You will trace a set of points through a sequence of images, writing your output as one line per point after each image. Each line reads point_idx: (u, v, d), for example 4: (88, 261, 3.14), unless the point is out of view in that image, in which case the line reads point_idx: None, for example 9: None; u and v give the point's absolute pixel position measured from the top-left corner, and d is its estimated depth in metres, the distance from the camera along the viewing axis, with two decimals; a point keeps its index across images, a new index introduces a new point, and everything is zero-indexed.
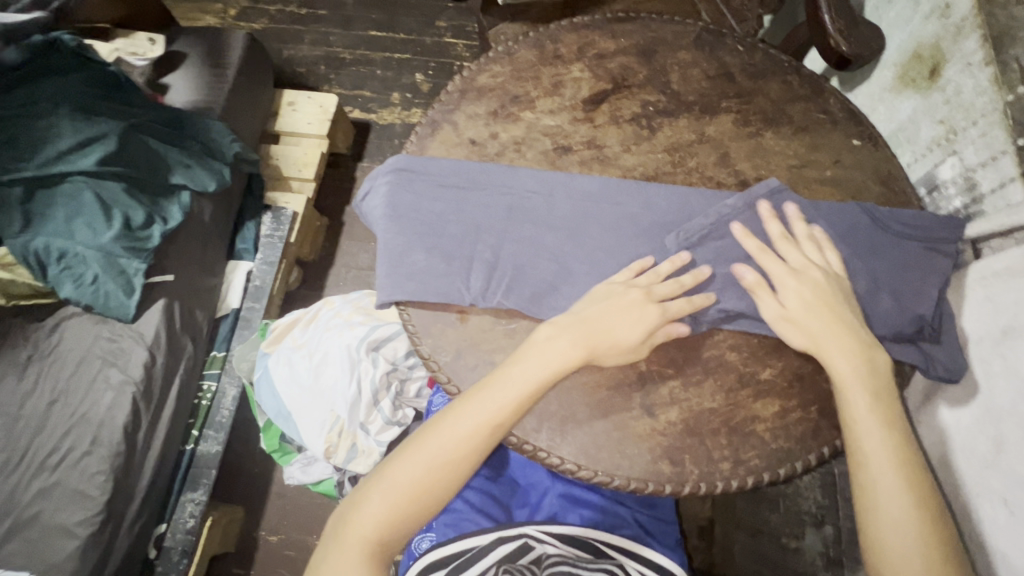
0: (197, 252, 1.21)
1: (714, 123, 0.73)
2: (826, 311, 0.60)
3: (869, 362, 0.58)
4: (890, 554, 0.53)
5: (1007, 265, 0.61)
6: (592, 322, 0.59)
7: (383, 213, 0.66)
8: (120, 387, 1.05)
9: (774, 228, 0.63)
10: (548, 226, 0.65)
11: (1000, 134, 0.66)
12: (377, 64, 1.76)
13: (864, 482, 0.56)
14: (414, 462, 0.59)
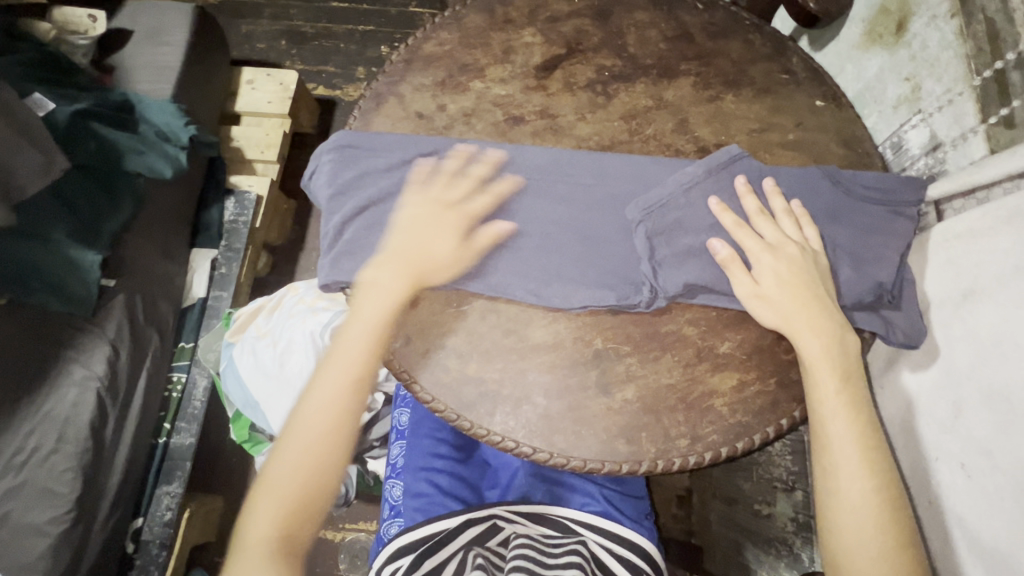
0: (156, 242, 1.17)
1: (672, 88, 0.69)
2: (797, 286, 0.58)
3: (837, 337, 0.57)
4: (842, 523, 0.54)
5: (967, 226, 0.59)
6: (407, 253, 0.59)
7: (326, 190, 0.63)
8: (84, 383, 1.01)
9: (751, 203, 0.61)
10: (498, 201, 0.62)
11: (965, 90, 0.64)
12: (339, 37, 1.69)
13: (821, 452, 0.56)
14: (287, 445, 0.59)
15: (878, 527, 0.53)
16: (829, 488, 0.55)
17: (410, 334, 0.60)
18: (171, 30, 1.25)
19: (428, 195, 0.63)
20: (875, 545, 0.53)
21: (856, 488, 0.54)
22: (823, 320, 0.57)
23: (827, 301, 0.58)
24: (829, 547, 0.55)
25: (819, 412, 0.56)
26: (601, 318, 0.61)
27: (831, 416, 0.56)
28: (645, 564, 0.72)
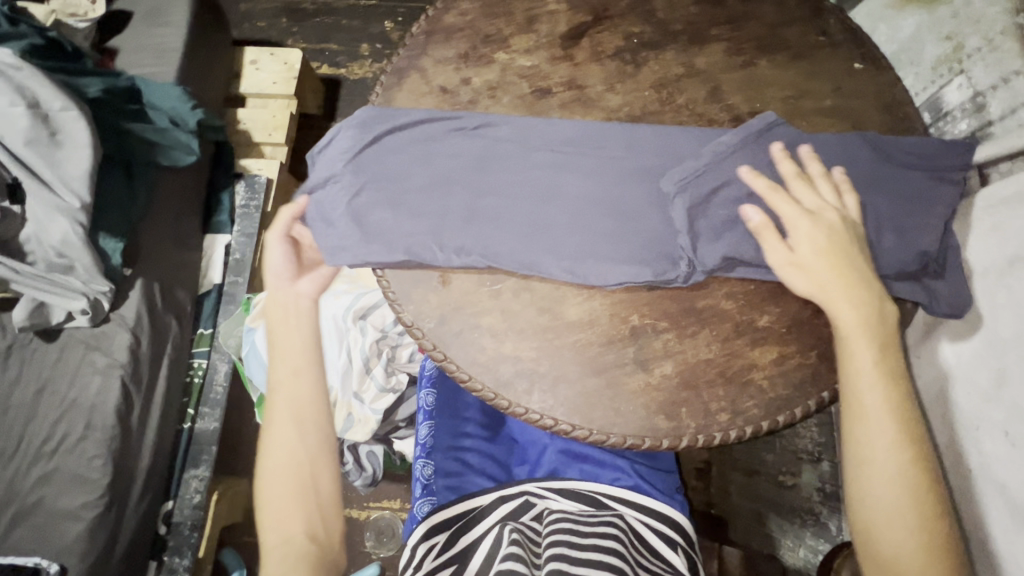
0: (169, 227, 1.15)
1: (703, 54, 0.67)
2: (835, 256, 0.57)
3: (877, 308, 0.56)
4: (875, 492, 0.54)
5: (1014, 190, 0.58)
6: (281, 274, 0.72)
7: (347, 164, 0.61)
8: (108, 371, 1.02)
9: (786, 168, 0.59)
10: (528, 177, 0.61)
11: (1013, 47, 0.61)
12: (343, 12, 1.64)
13: (854, 422, 0.55)
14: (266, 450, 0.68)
15: (915, 498, 0.53)
16: (864, 458, 0.55)
17: (444, 313, 0.60)
18: (171, 10, 1.21)
19: (457, 168, 0.62)
20: (910, 514, 0.53)
21: (894, 459, 0.54)
22: (868, 290, 0.56)
23: (867, 269, 0.57)
24: (863, 517, 0.54)
25: (853, 381, 0.55)
26: (636, 293, 0.60)
27: (865, 388, 0.55)
28: (679, 537, 0.73)
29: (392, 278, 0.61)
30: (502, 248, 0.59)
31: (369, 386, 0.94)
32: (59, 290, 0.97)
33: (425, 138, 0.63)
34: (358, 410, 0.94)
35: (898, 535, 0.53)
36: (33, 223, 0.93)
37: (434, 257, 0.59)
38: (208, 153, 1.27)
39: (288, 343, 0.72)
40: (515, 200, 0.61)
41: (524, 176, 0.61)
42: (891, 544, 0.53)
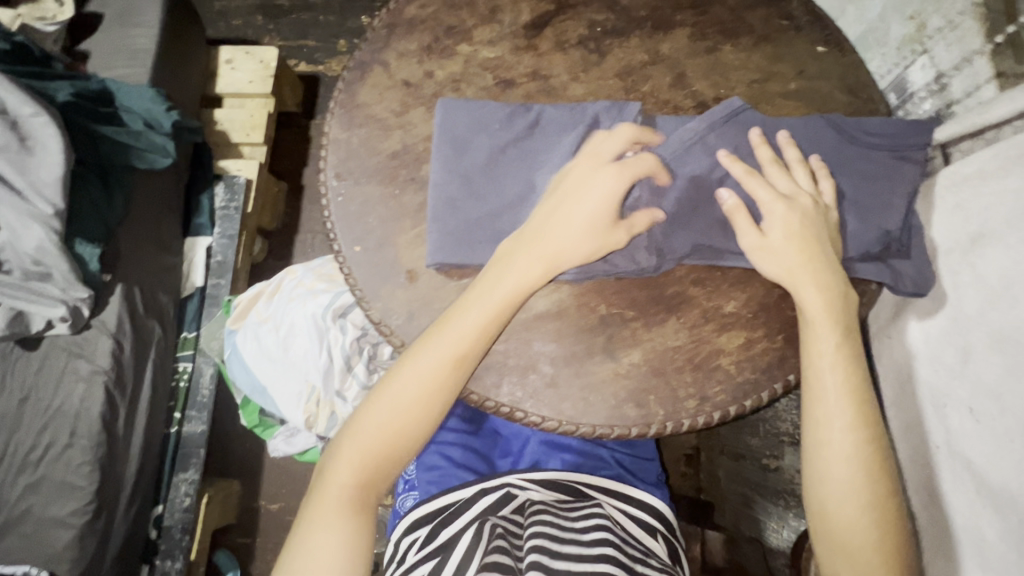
0: (148, 231, 1.14)
1: (668, 41, 0.67)
2: (807, 240, 0.56)
3: (838, 293, 0.56)
4: (830, 473, 0.55)
5: (976, 168, 0.58)
6: (540, 222, 0.58)
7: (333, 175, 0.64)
8: (91, 378, 1.01)
9: (764, 154, 0.59)
10: (511, 173, 0.61)
11: (974, 26, 0.61)
12: (319, 8, 1.62)
13: (814, 403, 0.56)
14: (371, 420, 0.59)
15: (868, 478, 0.54)
16: (820, 439, 0.55)
17: (411, 310, 0.61)
18: (142, 10, 1.18)
19: (466, 158, 0.61)
20: (863, 492, 0.54)
21: (848, 439, 0.54)
22: (835, 275, 0.57)
23: (832, 253, 0.57)
24: (816, 496, 0.55)
25: (815, 365, 0.56)
26: (604, 283, 0.60)
27: (825, 369, 0.55)
28: (658, 523, 0.74)
29: (358, 276, 0.62)
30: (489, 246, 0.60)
31: (351, 384, 0.94)
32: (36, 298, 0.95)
33: (447, 123, 0.62)
34: (341, 408, 0.95)
35: (851, 513, 0.54)
36: (7, 230, 0.92)
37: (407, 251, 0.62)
38: (185, 155, 1.25)
39: (460, 327, 0.56)
40: (505, 195, 0.61)
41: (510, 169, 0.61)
42: (843, 522, 0.54)
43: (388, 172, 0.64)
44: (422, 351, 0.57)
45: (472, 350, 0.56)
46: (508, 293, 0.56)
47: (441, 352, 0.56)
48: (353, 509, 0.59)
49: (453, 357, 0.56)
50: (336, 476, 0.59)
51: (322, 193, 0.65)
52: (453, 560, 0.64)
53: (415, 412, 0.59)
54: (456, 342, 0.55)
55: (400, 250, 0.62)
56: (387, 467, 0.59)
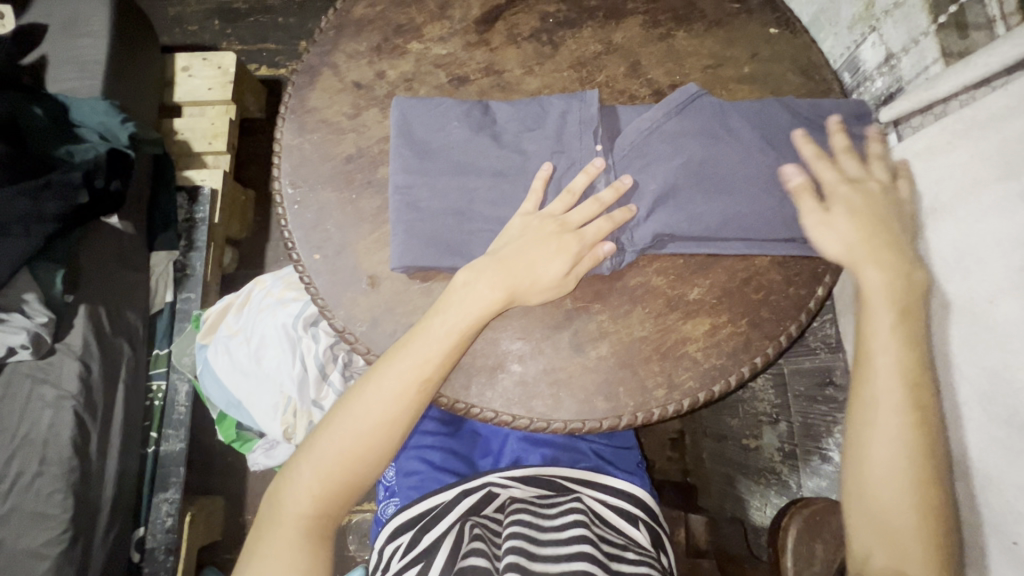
0: (111, 248, 1.11)
1: (621, 30, 0.66)
2: (875, 223, 0.58)
3: (904, 278, 0.57)
4: (876, 454, 0.56)
5: (925, 144, 0.59)
6: (510, 262, 0.57)
7: (287, 184, 0.63)
8: (58, 404, 0.97)
9: (809, 150, 0.60)
10: (472, 166, 0.60)
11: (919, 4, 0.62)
12: (277, 10, 1.58)
13: (863, 385, 0.58)
14: (331, 441, 0.59)
15: (914, 461, 0.54)
16: (868, 420, 0.57)
17: (375, 317, 0.60)
18: (89, 19, 1.12)
19: (437, 150, 0.60)
20: (901, 472, 0.55)
21: (894, 422, 0.55)
22: (870, 255, 0.57)
23: (851, 236, 0.58)
24: (860, 478, 0.57)
25: (869, 347, 0.57)
26: None
27: (881, 350, 0.56)
28: (640, 511, 0.74)
29: (319, 284, 0.60)
30: (463, 240, 0.59)
31: (327, 393, 0.93)
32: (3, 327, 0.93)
33: (415, 116, 0.60)
34: (319, 418, 0.93)
35: (893, 492, 0.55)
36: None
37: (366, 255, 0.61)
38: (147, 166, 1.20)
39: (417, 349, 0.56)
40: (471, 189, 0.60)
41: (479, 158, 0.60)
42: (883, 505, 0.55)
43: (344, 177, 0.63)
44: (384, 373, 0.57)
45: (435, 375, 0.56)
46: (468, 319, 0.56)
47: (400, 380, 0.56)
48: (310, 533, 0.59)
49: (410, 384, 0.56)
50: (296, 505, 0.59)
51: (277, 203, 0.63)
52: (436, 562, 0.64)
53: (380, 432, 0.59)
54: (419, 366, 0.56)
55: (360, 255, 0.61)
56: (343, 493, 0.60)
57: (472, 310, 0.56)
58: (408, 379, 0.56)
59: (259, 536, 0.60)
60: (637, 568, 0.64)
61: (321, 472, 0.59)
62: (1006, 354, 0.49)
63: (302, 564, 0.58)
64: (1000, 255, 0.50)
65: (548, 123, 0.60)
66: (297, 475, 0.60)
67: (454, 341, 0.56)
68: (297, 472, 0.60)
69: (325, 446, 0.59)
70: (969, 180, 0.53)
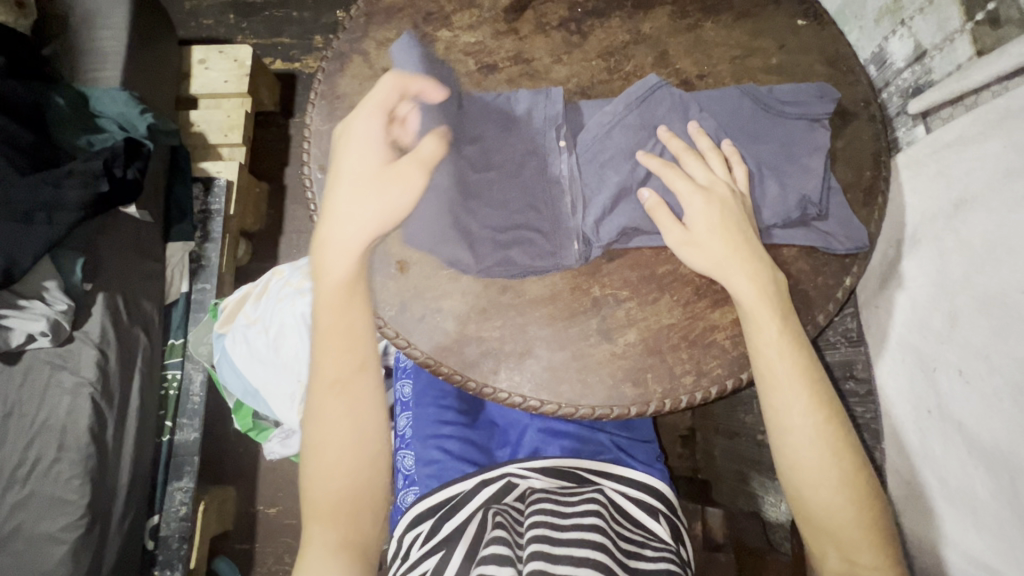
0: (130, 236, 1.11)
1: (649, 20, 0.66)
2: (729, 229, 0.55)
3: (768, 281, 0.55)
4: (802, 458, 0.54)
5: (957, 135, 0.60)
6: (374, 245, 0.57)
7: (317, 168, 0.63)
8: (76, 390, 0.98)
9: (676, 146, 0.58)
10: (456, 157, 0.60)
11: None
12: (292, 4, 1.59)
13: (772, 395, 0.55)
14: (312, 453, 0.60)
15: (832, 458, 0.53)
16: (781, 428, 0.55)
17: (404, 301, 0.60)
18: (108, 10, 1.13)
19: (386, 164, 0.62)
20: (832, 476, 0.53)
21: (808, 423, 0.54)
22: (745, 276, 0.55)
23: (714, 250, 0.55)
24: (791, 486, 0.55)
25: (764, 354, 0.55)
26: (596, 266, 0.60)
27: (774, 361, 0.54)
28: (660, 504, 0.74)
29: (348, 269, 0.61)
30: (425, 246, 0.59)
31: None
32: (26, 316, 0.93)
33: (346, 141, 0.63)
34: None
35: (827, 495, 0.53)
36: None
37: (395, 240, 0.61)
38: (163, 160, 1.20)
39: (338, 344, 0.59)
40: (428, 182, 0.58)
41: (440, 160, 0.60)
42: (822, 506, 0.53)
43: None
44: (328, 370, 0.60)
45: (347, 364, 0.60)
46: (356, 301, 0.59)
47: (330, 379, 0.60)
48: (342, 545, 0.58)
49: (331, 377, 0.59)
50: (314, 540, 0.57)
51: (306, 187, 0.64)
52: (456, 553, 0.64)
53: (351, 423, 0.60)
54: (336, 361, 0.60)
55: (389, 240, 0.61)
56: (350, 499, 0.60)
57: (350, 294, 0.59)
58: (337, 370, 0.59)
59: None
60: (655, 564, 0.64)
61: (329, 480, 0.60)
62: None
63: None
64: None
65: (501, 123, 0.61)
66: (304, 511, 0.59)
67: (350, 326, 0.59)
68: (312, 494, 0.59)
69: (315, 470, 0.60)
70: (1002, 171, 0.54)
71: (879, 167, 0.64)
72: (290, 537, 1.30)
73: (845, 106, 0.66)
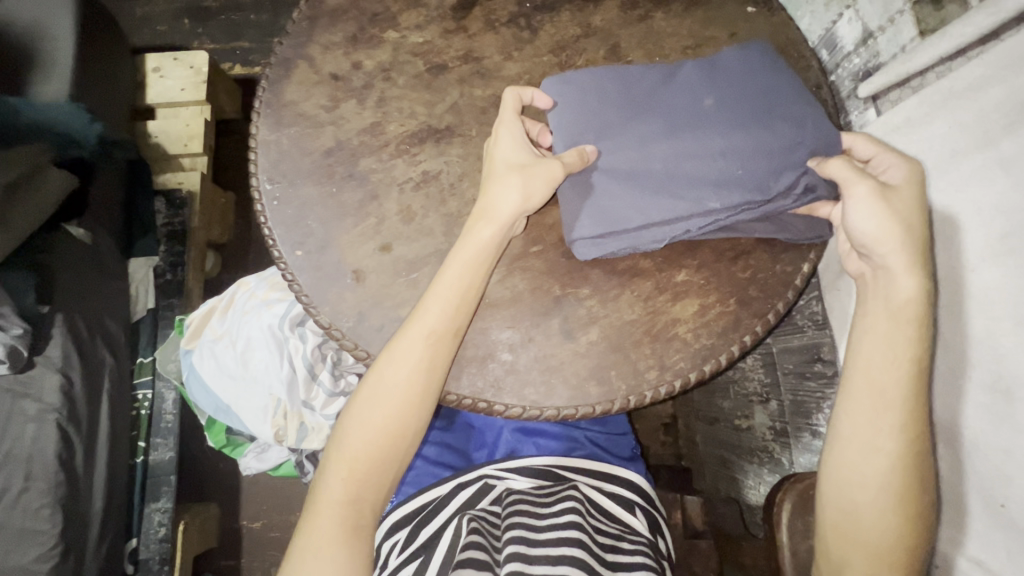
0: (88, 253, 1.06)
1: (599, 12, 0.66)
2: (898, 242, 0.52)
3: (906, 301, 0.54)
4: (868, 477, 0.55)
5: (905, 118, 0.60)
6: (492, 204, 0.56)
7: (266, 179, 0.62)
8: (40, 417, 0.92)
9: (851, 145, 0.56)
10: (684, 119, 0.58)
11: None
12: (249, 7, 1.55)
13: (882, 413, 0.55)
14: (363, 412, 0.58)
15: (905, 483, 0.54)
16: (868, 446, 0.55)
17: (362, 311, 0.59)
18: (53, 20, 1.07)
19: (598, 108, 0.59)
20: (891, 488, 0.54)
21: (894, 447, 0.54)
22: (902, 248, 0.53)
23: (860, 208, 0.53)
24: (848, 499, 0.56)
25: (868, 370, 0.56)
26: (555, 265, 0.60)
27: (902, 357, 0.54)
28: (637, 497, 0.74)
29: (302, 281, 0.59)
30: (645, 200, 0.56)
31: (317, 393, 0.92)
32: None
33: (563, 83, 0.60)
34: (310, 418, 0.92)
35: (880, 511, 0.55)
36: None
37: (347, 249, 0.60)
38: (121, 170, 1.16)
39: (433, 300, 0.55)
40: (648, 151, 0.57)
41: (681, 115, 0.58)
42: (871, 523, 0.55)
43: (324, 171, 0.62)
44: (408, 328, 0.56)
45: (443, 327, 0.55)
46: (465, 265, 0.56)
47: (409, 350, 0.55)
48: (349, 522, 0.57)
49: (424, 330, 0.55)
50: (328, 494, 0.58)
51: (256, 199, 0.62)
52: (434, 560, 0.63)
53: (406, 397, 0.57)
54: (423, 326, 0.55)
55: (343, 250, 0.60)
56: (378, 471, 0.58)
57: (464, 259, 0.56)
58: (423, 345, 0.55)
59: (298, 543, 0.57)
60: (631, 559, 0.64)
61: (362, 439, 0.58)
62: (990, 321, 0.50)
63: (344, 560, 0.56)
64: (977, 225, 0.51)
65: (768, 80, 0.58)
66: (326, 464, 0.59)
67: (461, 289, 0.56)
68: (344, 448, 0.59)
69: (353, 429, 0.59)
70: (948, 153, 0.55)
71: None
72: (276, 551, 1.28)
73: None
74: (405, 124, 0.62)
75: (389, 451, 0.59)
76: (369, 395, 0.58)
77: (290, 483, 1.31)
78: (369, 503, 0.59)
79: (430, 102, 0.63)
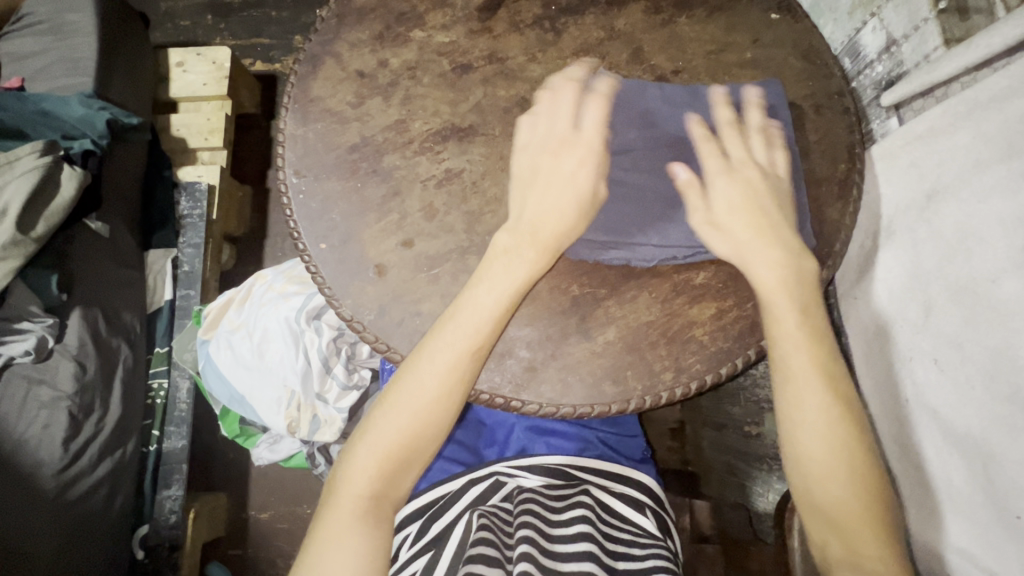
0: (105, 243, 1.08)
1: (623, 16, 0.66)
2: (749, 210, 0.57)
3: (795, 270, 0.57)
4: (808, 447, 0.55)
5: (927, 127, 0.61)
6: (531, 216, 0.58)
7: (292, 173, 0.63)
8: (53, 405, 0.94)
9: (723, 116, 0.61)
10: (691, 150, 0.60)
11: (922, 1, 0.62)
12: (271, 4, 1.57)
13: (786, 381, 0.56)
14: (390, 412, 0.58)
15: (846, 457, 0.54)
16: (793, 417, 0.55)
17: (383, 305, 0.60)
18: (82, 15, 1.10)
19: (619, 125, 0.60)
20: (834, 454, 0.54)
21: (821, 416, 0.54)
22: (752, 229, 0.57)
23: (745, 236, 0.57)
24: (798, 476, 0.55)
25: (777, 341, 0.56)
26: (574, 264, 0.61)
27: (789, 327, 0.56)
28: (647, 498, 0.74)
29: (325, 274, 0.60)
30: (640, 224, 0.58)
31: (331, 386, 0.93)
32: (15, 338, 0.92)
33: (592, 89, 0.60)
34: (323, 411, 0.93)
35: (836, 488, 0.54)
36: None
37: (369, 244, 0.61)
38: (139, 161, 1.17)
39: (473, 308, 0.56)
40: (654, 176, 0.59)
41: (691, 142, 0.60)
42: (830, 497, 0.54)
43: (348, 167, 0.63)
44: (449, 333, 0.56)
45: (488, 336, 0.56)
46: (508, 276, 0.56)
47: (452, 354, 0.56)
48: (368, 520, 0.57)
49: (470, 344, 0.56)
50: (349, 488, 0.58)
51: (282, 192, 0.63)
52: (443, 554, 0.64)
53: (439, 400, 0.57)
54: (469, 332, 0.56)
55: (366, 245, 0.61)
56: (403, 472, 0.58)
57: (506, 270, 0.57)
58: (463, 354, 0.56)
59: (314, 535, 0.57)
60: (641, 561, 0.64)
61: (388, 437, 0.58)
62: (1010, 334, 0.49)
63: (357, 553, 0.55)
64: (1002, 235, 0.51)
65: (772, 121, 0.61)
66: (348, 458, 0.59)
67: (502, 299, 0.56)
68: (368, 444, 0.58)
69: (381, 425, 0.58)
70: (971, 163, 0.55)
71: (853, 159, 0.65)
72: (282, 542, 1.29)
73: (819, 99, 0.66)
74: (429, 122, 0.63)
75: (416, 453, 0.58)
76: (400, 396, 0.58)
77: (299, 476, 1.33)
78: (390, 501, 0.59)
79: (453, 101, 0.64)
